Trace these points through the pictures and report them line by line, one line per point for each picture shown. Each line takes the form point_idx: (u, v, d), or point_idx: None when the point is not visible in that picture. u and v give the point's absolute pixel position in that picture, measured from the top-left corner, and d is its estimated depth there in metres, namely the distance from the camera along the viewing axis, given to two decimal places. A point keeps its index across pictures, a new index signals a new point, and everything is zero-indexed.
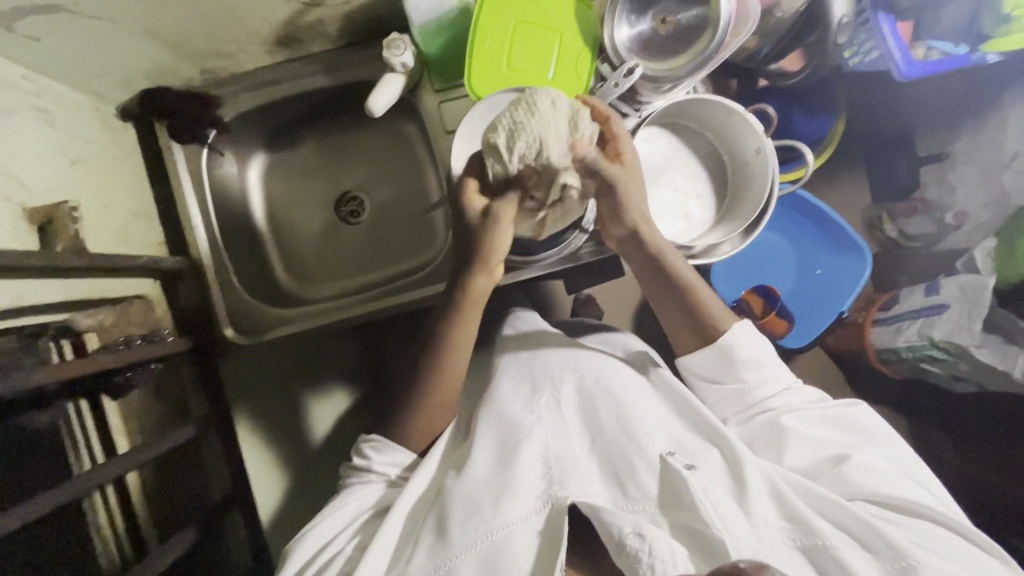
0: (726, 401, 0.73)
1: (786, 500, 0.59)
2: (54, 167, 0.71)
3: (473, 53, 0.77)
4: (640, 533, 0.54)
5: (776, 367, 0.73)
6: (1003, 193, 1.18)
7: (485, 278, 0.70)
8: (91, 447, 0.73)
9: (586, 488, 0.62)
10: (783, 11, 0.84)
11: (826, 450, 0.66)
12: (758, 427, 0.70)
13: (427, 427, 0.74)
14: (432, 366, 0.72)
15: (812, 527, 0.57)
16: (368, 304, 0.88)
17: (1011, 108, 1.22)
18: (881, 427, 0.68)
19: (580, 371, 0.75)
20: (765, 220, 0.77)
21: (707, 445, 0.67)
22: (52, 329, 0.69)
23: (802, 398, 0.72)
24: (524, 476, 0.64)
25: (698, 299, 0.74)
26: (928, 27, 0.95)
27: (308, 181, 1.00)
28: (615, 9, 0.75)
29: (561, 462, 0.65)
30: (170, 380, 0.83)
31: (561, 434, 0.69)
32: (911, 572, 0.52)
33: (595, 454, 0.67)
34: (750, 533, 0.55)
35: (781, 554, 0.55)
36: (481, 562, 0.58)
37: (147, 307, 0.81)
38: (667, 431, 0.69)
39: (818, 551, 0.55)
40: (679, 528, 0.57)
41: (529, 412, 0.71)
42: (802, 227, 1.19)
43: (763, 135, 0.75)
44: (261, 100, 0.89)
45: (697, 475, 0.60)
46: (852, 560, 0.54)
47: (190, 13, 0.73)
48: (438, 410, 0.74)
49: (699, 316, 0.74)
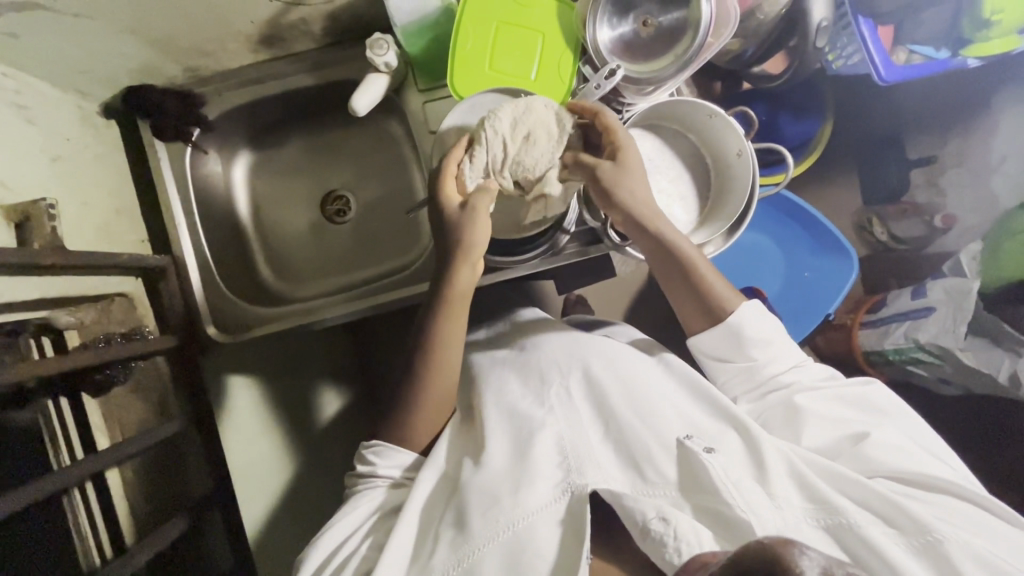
0: (736, 378, 0.73)
1: (807, 481, 0.59)
2: (32, 165, 0.71)
3: (455, 53, 0.77)
4: (664, 518, 0.54)
5: (786, 345, 0.74)
6: (992, 199, 1.23)
7: (467, 270, 0.69)
8: (69, 440, 0.72)
9: (604, 475, 0.61)
10: (765, 14, 0.84)
11: (843, 428, 0.66)
12: (772, 405, 0.70)
13: (429, 425, 0.74)
14: (426, 364, 0.72)
15: (835, 505, 0.56)
16: (355, 301, 0.89)
17: (996, 111, 1.24)
18: (895, 403, 0.68)
19: (589, 358, 0.74)
20: (745, 221, 0.78)
21: (725, 431, 0.66)
22: (32, 325, 0.69)
23: (813, 375, 0.72)
24: (541, 464, 0.64)
25: (705, 282, 0.73)
26: (910, 29, 0.98)
27: (294, 180, 1.00)
28: (597, 10, 0.74)
29: (577, 449, 0.65)
30: (150, 376, 0.82)
31: (573, 420, 0.68)
32: (936, 546, 0.52)
33: (610, 439, 0.66)
34: (774, 514, 0.55)
35: (807, 535, 0.54)
36: (504, 557, 0.57)
37: (128, 304, 0.81)
38: (682, 415, 0.68)
39: (843, 530, 0.54)
40: (702, 510, 0.57)
41: (540, 403, 0.71)
42: (790, 230, 1.19)
43: (744, 138, 0.76)
44: (246, 98, 0.90)
45: (717, 457, 0.60)
46: (878, 538, 0.53)
47: (171, 12, 0.74)
48: (441, 404, 0.74)
49: (703, 296, 0.73)
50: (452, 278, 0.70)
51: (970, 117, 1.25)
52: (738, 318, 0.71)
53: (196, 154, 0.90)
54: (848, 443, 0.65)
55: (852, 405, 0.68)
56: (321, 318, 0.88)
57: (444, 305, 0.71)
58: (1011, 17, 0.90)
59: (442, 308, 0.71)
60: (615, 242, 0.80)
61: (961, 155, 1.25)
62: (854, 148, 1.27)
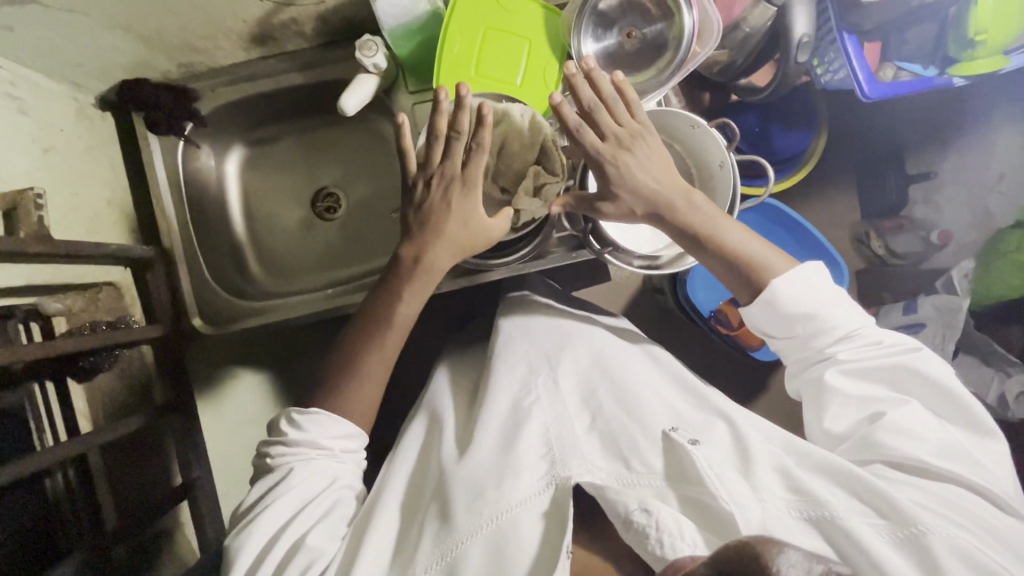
0: (788, 347, 0.72)
1: (790, 475, 0.60)
2: (23, 156, 0.73)
3: (442, 56, 0.79)
4: (646, 509, 0.55)
5: (836, 310, 0.69)
6: (987, 215, 1.21)
7: (444, 256, 0.71)
8: (52, 422, 0.74)
9: (587, 467, 0.63)
10: (749, 27, 0.86)
11: (860, 408, 0.67)
12: (808, 379, 0.71)
13: (372, 403, 0.72)
14: (379, 336, 0.72)
15: (818, 498, 0.56)
16: (323, 304, 0.89)
17: (996, 128, 1.22)
18: (932, 377, 0.65)
19: (576, 351, 0.77)
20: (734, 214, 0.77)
21: (711, 422, 0.69)
22: (21, 311, 0.71)
23: (865, 341, 0.68)
24: (526, 455, 0.65)
25: (742, 250, 0.71)
26: (895, 47, 0.98)
27: (287, 177, 1.01)
28: (581, 22, 0.76)
29: (562, 440, 0.66)
30: (135, 366, 0.84)
31: (559, 412, 0.70)
32: (918, 539, 0.52)
33: (595, 431, 0.68)
34: (756, 506, 0.55)
35: (788, 526, 0.55)
36: (487, 549, 0.58)
37: (115, 293, 0.83)
38: (668, 411, 0.71)
39: (826, 522, 0.55)
40: (685, 500, 0.57)
41: (527, 394, 0.73)
42: (781, 241, 1.16)
43: (725, 149, 0.76)
44: (238, 94, 0.92)
45: (701, 449, 0.61)
46: (859, 529, 0.53)
47: (161, 9, 0.75)
48: (377, 382, 0.72)
49: (731, 257, 0.71)
50: (431, 261, 0.71)
51: (969, 134, 1.23)
52: (772, 290, 0.69)
53: (188, 148, 0.92)
54: (865, 424, 0.66)
55: (875, 376, 0.67)
56: (303, 313, 0.88)
57: (409, 277, 0.71)
58: (994, 40, 0.89)
59: (411, 293, 0.72)
60: (596, 249, 0.79)
61: (959, 170, 1.23)
62: (852, 159, 1.25)
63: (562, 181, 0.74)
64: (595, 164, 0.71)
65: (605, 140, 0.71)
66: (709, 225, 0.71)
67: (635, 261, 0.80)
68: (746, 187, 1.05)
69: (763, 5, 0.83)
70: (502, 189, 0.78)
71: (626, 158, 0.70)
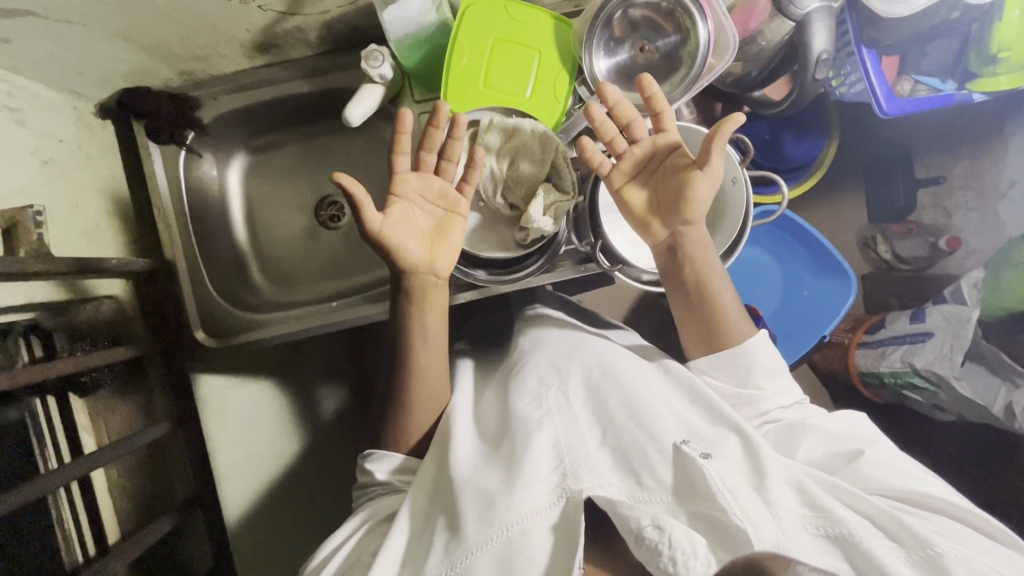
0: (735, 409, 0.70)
1: (807, 491, 0.58)
2: (19, 168, 0.71)
3: (450, 68, 0.77)
4: (658, 525, 0.53)
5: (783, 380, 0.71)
6: (998, 223, 1.20)
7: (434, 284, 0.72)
8: (57, 441, 0.73)
9: (600, 481, 0.60)
10: (766, 40, 0.84)
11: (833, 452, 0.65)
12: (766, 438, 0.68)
13: (415, 432, 0.73)
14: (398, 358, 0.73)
15: (835, 516, 0.55)
16: (329, 316, 0.88)
17: (1011, 136, 1.19)
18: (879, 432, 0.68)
19: (584, 362, 0.75)
20: (746, 234, 0.76)
21: (722, 435, 0.65)
22: (20, 326, 0.70)
23: (814, 413, 0.69)
24: (535, 467, 0.62)
25: (716, 300, 0.72)
26: (915, 61, 0.96)
27: (289, 185, 1.00)
28: (593, 37, 0.74)
29: (573, 453, 0.63)
30: (137, 380, 0.83)
31: (570, 424, 0.67)
32: (935, 562, 0.51)
33: (607, 445, 0.65)
34: (771, 523, 0.54)
35: (803, 543, 0.54)
36: (497, 560, 0.56)
37: (116, 307, 0.82)
38: (680, 422, 0.67)
39: (843, 540, 0.54)
40: (695, 515, 0.55)
41: (537, 406, 0.69)
42: (790, 249, 1.13)
43: (739, 165, 0.75)
44: (240, 102, 0.90)
45: (714, 463, 0.58)
46: (879, 553, 0.52)
47: (163, 20, 0.74)
48: (421, 409, 0.73)
49: (716, 303, 0.72)
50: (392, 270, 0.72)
51: (980, 141, 1.21)
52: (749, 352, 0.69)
53: (190, 157, 0.90)
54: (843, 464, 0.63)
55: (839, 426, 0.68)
56: (309, 326, 0.87)
57: (420, 297, 0.72)
58: (1018, 55, 0.89)
59: (424, 314, 0.72)
60: (606, 266, 0.77)
61: (969, 177, 1.21)
62: (860, 165, 1.23)
63: (572, 199, 0.73)
64: (659, 181, 0.72)
65: (682, 165, 0.70)
66: (704, 266, 0.72)
67: (643, 276, 0.80)
68: (761, 195, 1.06)
69: (780, 20, 0.80)
70: (510, 204, 0.78)
71: (697, 185, 0.68)
